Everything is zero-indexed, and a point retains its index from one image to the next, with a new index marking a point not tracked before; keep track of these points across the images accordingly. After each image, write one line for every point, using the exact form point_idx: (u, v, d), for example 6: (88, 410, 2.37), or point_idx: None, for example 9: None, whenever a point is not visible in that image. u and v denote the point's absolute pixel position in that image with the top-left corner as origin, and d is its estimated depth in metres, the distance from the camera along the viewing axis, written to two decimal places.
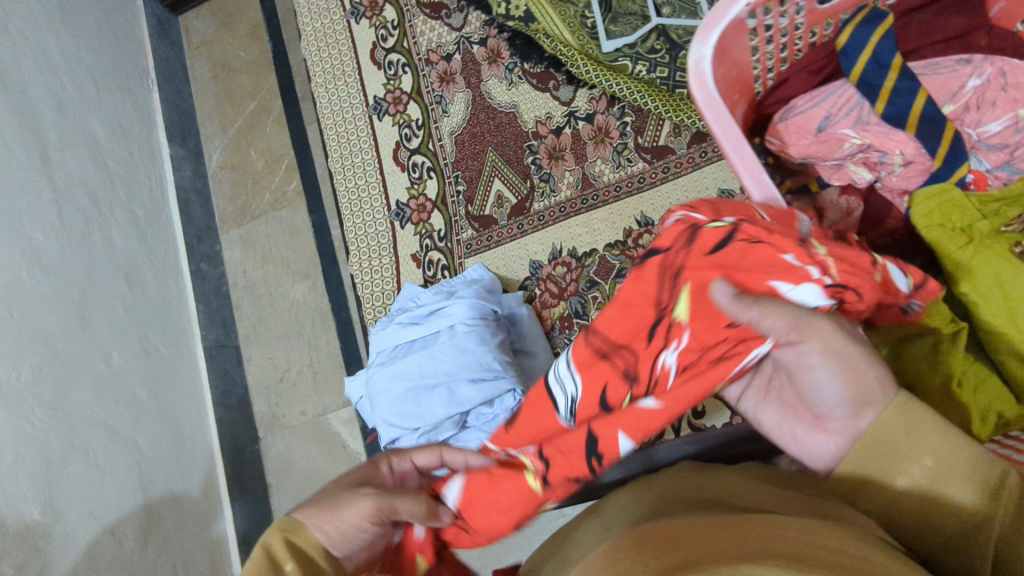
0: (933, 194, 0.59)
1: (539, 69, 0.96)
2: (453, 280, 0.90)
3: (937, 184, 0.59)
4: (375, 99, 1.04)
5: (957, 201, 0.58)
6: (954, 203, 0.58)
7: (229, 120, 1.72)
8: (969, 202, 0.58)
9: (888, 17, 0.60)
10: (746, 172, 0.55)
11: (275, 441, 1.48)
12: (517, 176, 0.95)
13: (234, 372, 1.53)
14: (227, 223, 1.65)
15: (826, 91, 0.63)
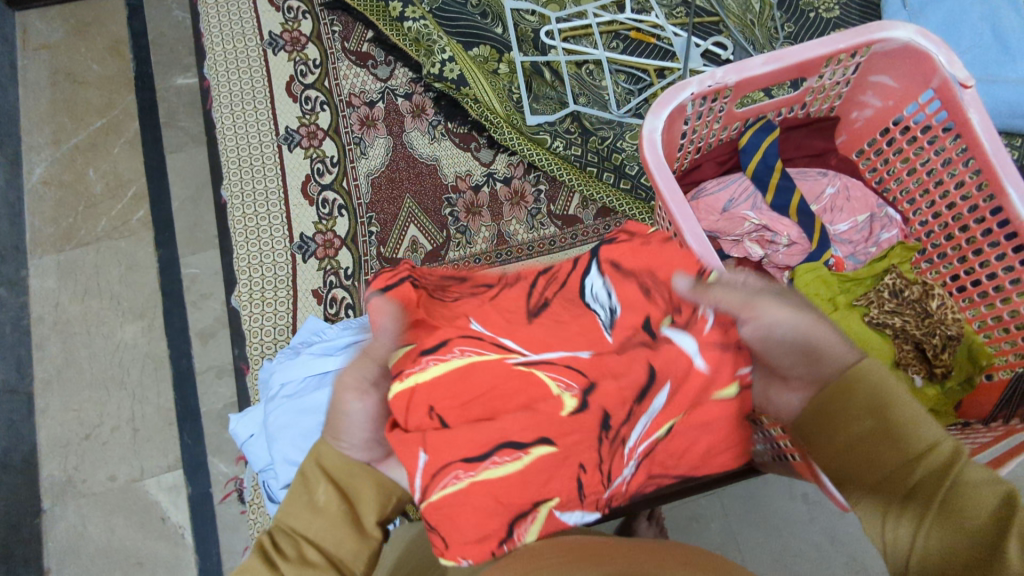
0: (807, 271, 0.73)
1: (462, 130, 1.02)
2: (362, 318, 0.84)
3: (812, 265, 0.73)
4: (287, 130, 1.01)
5: (828, 278, 0.73)
6: (824, 280, 0.72)
7: (64, 132, 1.49)
8: (834, 282, 0.73)
9: (775, 129, 0.75)
10: (685, 224, 0.64)
11: (66, 513, 1.21)
12: (434, 226, 0.96)
13: (21, 425, 1.25)
14: (42, 246, 1.40)
15: (730, 179, 0.78)
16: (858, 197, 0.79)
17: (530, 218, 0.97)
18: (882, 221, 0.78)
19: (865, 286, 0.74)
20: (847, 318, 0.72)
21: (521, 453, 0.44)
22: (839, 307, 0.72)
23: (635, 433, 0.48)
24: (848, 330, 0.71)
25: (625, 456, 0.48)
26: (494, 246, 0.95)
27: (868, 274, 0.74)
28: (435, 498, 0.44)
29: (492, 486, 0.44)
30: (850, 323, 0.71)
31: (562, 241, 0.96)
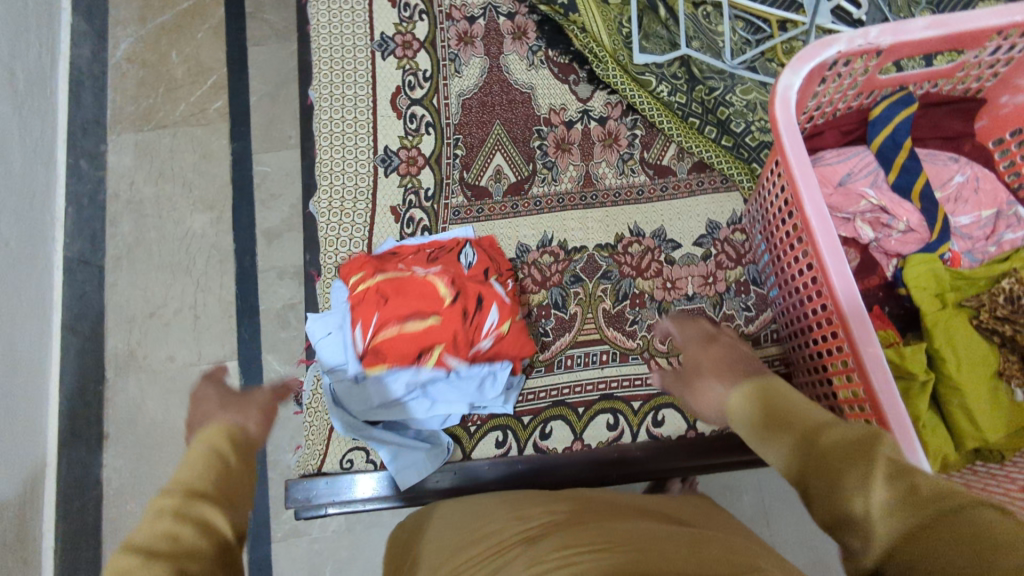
0: (917, 260, 0.68)
1: (563, 60, 0.96)
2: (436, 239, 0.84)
3: (925, 254, 0.68)
4: (382, 37, 0.97)
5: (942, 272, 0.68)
6: (935, 273, 0.68)
7: (150, 10, 1.48)
8: (948, 276, 0.68)
9: (914, 104, 0.69)
10: (806, 194, 0.59)
11: (127, 385, 1.28)
12: (521, 156, 0.93)
13: (91, 295, 1.30)
14: (121, 124, 1.41)
15: (851, 152, 0.72)
16: (986, 190, 0.74)
17: (620, 163, 0.93)
18: (1008, 219, 0.73)
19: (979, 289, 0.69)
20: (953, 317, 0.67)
21: (420, 322, 0.74)
22: (947, 304, 0.68)
23: (486, 322, 0.77)
24: (952, 329, 0.66)
25: (482, 331, 0.77)
26: (580, 187, 0.92)
27: (982, 275, 0.69)
28: (371, 336, 0.75)
29: (407, 333, 0.75)
30: (956, 322, 0.67)
31: (651, 192, 0.92)
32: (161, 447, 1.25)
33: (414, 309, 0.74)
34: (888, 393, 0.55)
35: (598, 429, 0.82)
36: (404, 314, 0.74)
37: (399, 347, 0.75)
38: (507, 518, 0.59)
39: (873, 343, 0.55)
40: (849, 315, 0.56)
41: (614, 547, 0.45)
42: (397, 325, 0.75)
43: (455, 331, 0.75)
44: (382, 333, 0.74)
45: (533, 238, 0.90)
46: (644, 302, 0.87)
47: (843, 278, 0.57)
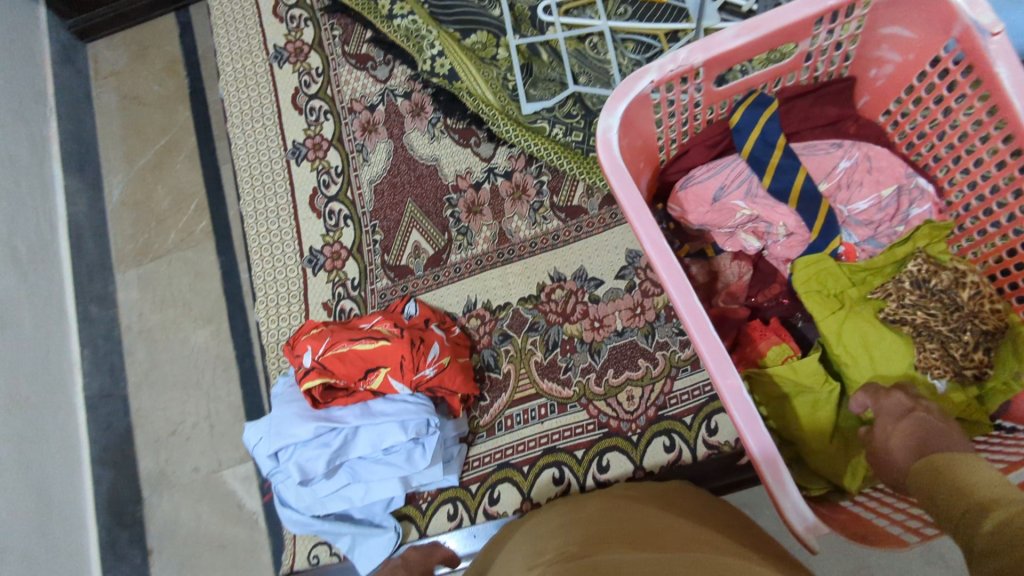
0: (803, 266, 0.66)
1: (461, 126, 0.98)
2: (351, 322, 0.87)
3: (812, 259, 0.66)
4: (294, 144, 1.03)
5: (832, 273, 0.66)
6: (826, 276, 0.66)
7: (135, 154, 1.64)
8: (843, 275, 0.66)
9: (774, 103, 0.66)
10: (645, 233, 0.58)
11: (162, 500, 1.37)
12: (436, 229, 0.95)
13: (119, 424, 1.42)
14: (125, 262, 1.55)
15: (722, 163, 0.69)
16: (883, 168, 0.68)
17: (532, 213, 0.93)
18: (911, 194, 0.67)
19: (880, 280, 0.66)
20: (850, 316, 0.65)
21: (370, 343, 0.77)
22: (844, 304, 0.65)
23: (430, 356, 0.78)
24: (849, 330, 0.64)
25: (427, 360, 0.78)
26: (496, 245, 0.93)
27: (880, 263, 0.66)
28: (326, 354, 0.77)
29: (359, 351, 0.77)
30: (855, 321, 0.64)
31: (566, 234, 0.91)
32: (198, 555, 1.32)
33: (362, 338, 0.78)
34: (754, 427, 0.53)
35: (545, 485, 0.82)
36: (352, 340, 0.77)
37: (345, 364, 0.76)
38: (524, 562, 0.57)
39: (730, 375, 0.53)
40: (704, 348, 0.55)
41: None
42: (347, 345, 0.77)
43: (400, 352, 0.76)
44: (332, 355, 0.77)
45: (457, 305, 0.92)
46: (574, 347, 0.87)
47: (694, 313, 0.55)
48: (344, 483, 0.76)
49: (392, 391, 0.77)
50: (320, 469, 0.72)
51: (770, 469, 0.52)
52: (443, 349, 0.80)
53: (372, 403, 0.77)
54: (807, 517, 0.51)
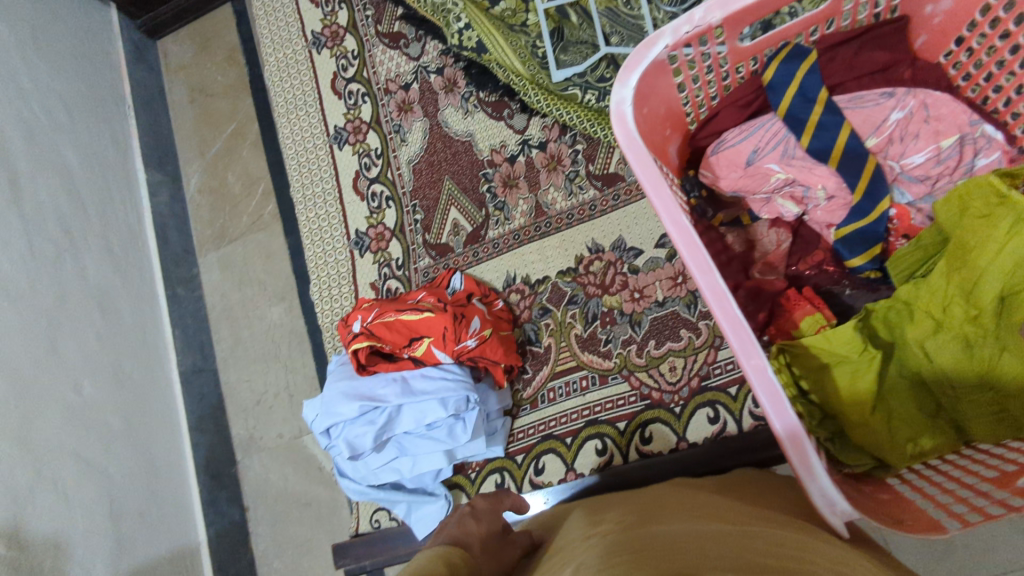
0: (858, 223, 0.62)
1: (494, 98, 0.97)
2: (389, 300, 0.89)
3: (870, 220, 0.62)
4: (336, 129, 1.06)
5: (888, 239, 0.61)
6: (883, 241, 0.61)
7: (206, 144, 1.73)
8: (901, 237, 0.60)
9: (812, 53, 0.61)
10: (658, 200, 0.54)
11: (253, 464, 1.50)
12: (473, 205, 0.96)
13: (212, 395, 1.55)
14: (205, 246, 1.67)
15: (755, 125, 0.65)
16: (941, 117, 0.62)
17: (568, 183, 0.91)
18: (974, 142, 0.61)
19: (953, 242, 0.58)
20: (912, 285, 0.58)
21: (416, 313, 0.80)
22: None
23: (473, 328, 0.80)
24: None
25: (469, 331, 0.80)
26: (533, 219, 0.92)
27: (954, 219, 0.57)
28: (373, 322, 0.81)
29: (405, 321, 0.80)
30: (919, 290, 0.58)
31: (603, 204, 0.89)
32: (288, 513, 1.44)
33: (408, 308, 0.81)
34: (781, 412, 0.49)
35: (588, 457, 0.83)
36: (399, 310, 0.81)
37: (391, 332, 0.80)
38: (578, 530, 0.55)
39: (754, 356, 0.49)
40: (726, 326, 0.51)
41: (651, 554, 0.41)
42: (393, 314, 0.81)
43: (444, 321, 0.78)
44: (380, 323, 0.80)
45: (498, 280, 0.93)
46: (614, 319, 0.85)
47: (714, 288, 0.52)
48: (393, 456, 0.80)
49: (435, 360, 0.80)
50: (368, 445, 0.77)
51: (795, 449, 0.48)
52: (484, 322, 0.82)
53: (418, 372, 0.80)
54: (837, 506, 0.48)
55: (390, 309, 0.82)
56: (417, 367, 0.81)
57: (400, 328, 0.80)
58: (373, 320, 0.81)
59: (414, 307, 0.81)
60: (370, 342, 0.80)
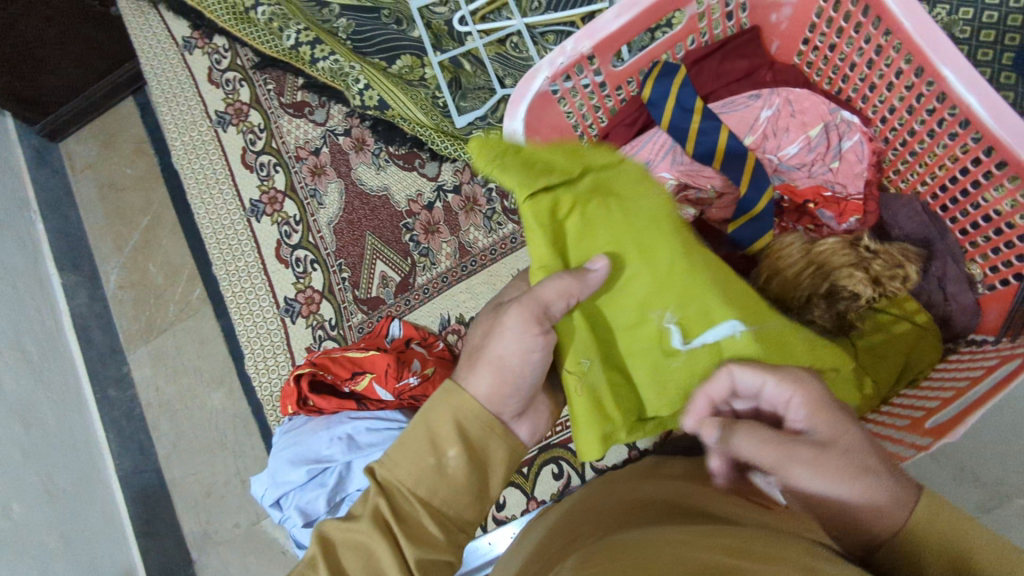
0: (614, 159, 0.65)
1: (403, 151, 1.00)
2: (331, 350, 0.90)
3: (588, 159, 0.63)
4: (252, 202, 1.06)
5: (580, 196, 0.62)
6: (613, 186, 0.64)
7: (123, 239, 1.69)
8: (552, 202, 0.61)
9: (681, 69, 0.68)
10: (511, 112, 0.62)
11: (211, 561, 1.41)
12: (398, 254, 0.97)
13: (157, 496, 1.47)
14: (132, 341, 1.60)
15: (644, 139, 0.71)
16: (804, 110, 0.72)
17: (486, 221, 0.94)
18: (838, 127, 0.71)
19: (554, 189, 0.61)
20: (667, 220, 0.62)
21: (362, 352, 0.84)
22: (626, 223, 0.62)
23: (414, 367, 0.82)
24: (625, 253, 0.63)
25: (409, 369, 0.81)
26: (458, 259, 0.94)
27: (509, 156, 0.60)
28: (321, 357, 0.84)
29: (350, 357, 0.83)
30: (631, 247, 0.63)
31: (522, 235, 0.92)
32: None
33: (356, 351, 0.85)
34: None
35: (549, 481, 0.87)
36: (347, 350, 0.85)
37: (336, 365, 0.83)
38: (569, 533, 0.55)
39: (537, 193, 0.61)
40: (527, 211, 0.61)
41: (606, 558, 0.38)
42: (341, 352, 0.84)
43: (386, 357, 0.81)
44: (327, 357, 0.83)
45: (433, 323, 0.93)
46: None
47: None
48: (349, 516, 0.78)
49: (377, 398, 0.81)
50: (321, 508, 0.75)
51: None
52: (425, 361, 0.83)
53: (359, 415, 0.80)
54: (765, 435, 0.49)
55: (339, 351, 0.85)
56: (361, 416, 0.79)
57: (345, 362, 0.83)
58: (321, 356, 0.84)
59: (360, 350, 0.85)
60: (310, 372, 0.81)
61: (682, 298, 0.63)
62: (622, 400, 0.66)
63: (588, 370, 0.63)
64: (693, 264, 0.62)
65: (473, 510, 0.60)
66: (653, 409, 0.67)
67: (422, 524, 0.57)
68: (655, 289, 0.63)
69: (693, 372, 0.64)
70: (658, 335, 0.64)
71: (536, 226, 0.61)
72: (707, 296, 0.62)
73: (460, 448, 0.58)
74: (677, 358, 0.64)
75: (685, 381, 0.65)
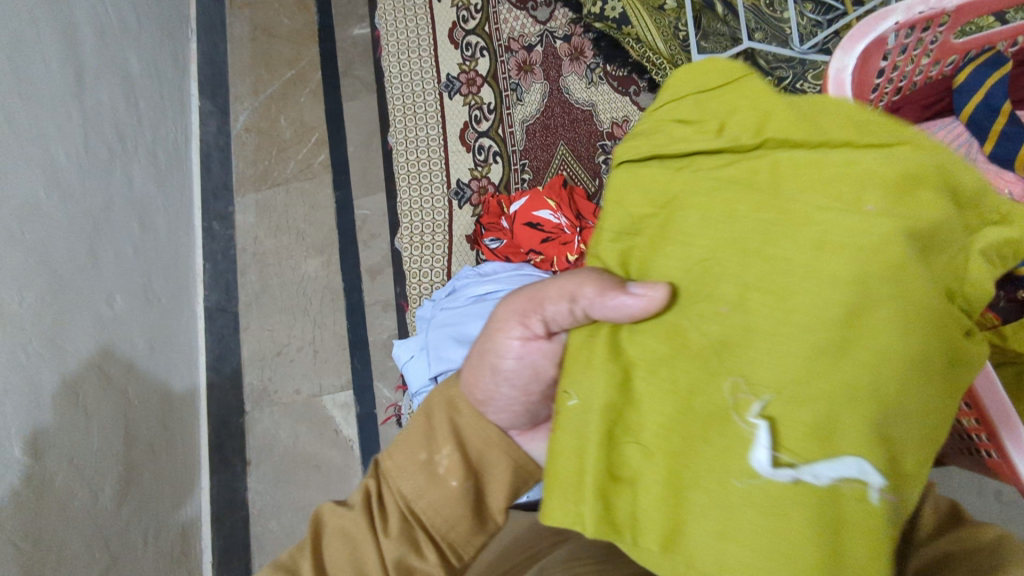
0: (885, 139, 0.40)
1: (621, 73, 1.11)
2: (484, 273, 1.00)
3: (786, 129, 0.44)
4: (448, 78, 1.14)
5: (732, 172, 0.43)
6: (822, 160, 0.40)
7: (263, 84, 1.66)
8: (667, 175, 0.46)
9: (1006, 63, 0.82)
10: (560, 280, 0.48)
11: (263, 417, 1.43)
12: (587, 172, 1.07)
13: (229, 338, 1.48)
14: (244, 186, 1.59)
15: (939, 126, 0.90)
16: None
17: None
18: None
19: (695, 170, 0.45)
20: (840, 268, 0.37)
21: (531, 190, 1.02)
22: (781, 229, 0.40)
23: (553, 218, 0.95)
24: (749, 261, 0.40)
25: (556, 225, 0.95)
26: None
27: (662, 125, 0.50)
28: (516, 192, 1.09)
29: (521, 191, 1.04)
30: (742, 271, 0.40)
31: None
32: (294, 473, 1.38)
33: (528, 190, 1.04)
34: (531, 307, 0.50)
35: None
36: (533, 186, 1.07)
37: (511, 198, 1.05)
38: None
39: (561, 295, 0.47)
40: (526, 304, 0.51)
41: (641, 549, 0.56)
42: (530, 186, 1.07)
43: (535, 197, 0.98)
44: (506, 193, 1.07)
45: None
46: None
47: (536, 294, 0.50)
48: None
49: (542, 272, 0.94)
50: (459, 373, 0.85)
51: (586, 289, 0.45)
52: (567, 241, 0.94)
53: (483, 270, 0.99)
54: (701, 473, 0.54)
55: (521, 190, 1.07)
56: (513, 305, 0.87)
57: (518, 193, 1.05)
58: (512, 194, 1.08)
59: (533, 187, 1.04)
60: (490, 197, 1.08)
61: (786, 327, 0.38)
62: (600, 460, 0.41)
63: (584, 405, 0.42)
64: (816, 352, 0.37)
65: (468, 520, 0.54)
66: (642, 498, 0.41)
67: (416, 535, 0.53)
68: (747, 329, 0.39)
69: (724, 471, 0.38)
70: (716, 405, 0.40)
71: (647, 183, 0.47)
72: (827, 399, 0.37)
73: (455, 447, 0.54)
74: (716, 440, 0.39)
75: (705, 498, 0.39)
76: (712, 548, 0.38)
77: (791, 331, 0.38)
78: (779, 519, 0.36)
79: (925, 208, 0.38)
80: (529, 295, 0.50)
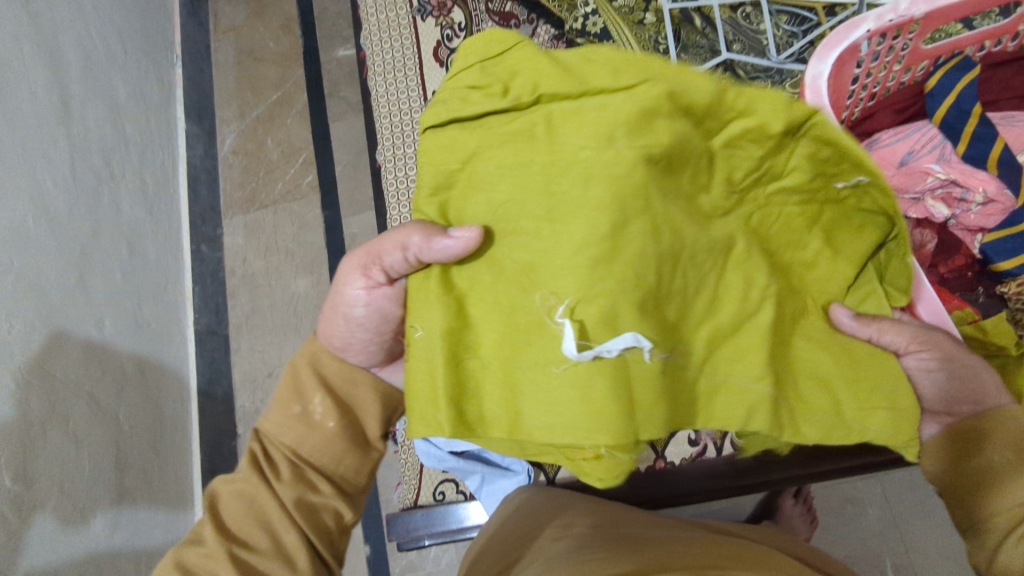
0: (627, 82, 0.51)
1: None
2: None
3: (556, 87, 0.54)
4: (435, 95, 1.18)
5: (519, 132, 0.55)
6: (581, 111, 0.53)
7: (248, 107, 1.68)
8: (464, 136, 0.58)
9: (975, 68, 0.87)
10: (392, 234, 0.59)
11: None
12: None
13: (221, 361, 1.48)
14: (232, 209, 1.60)
15: (913, 129, 0.92)
16: None
17: None
18: None
19: (487, 133, 0.56)
20: (599, 195, 0.51)
21: None
22: (558, 167, 0.53)
23: None
24: (547, 201, 0.53)
25: None
26: None
27: (457, 92, 0.59)
28: None
29: None
30: (537, 207, 0.53)
31: None
32: None
33: None
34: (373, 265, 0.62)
35: None
36: None
37: None
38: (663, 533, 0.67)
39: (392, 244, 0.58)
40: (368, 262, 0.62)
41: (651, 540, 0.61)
42: None
43: None
44: None
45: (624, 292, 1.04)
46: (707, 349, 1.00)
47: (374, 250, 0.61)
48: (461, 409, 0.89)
49: None
50: None
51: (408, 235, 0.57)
52: None
53: None
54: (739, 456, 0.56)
55: None
56: None
57: None
58: None
59: None
60: None
61: (560, 247, 0.52)
62: (449, 377, 0.54)
63: (426, 333, 0.55)
64: (590, 257, 0.51)
65: (348, 452, 0.66)
66: (485, 399, 0.55)
67: (308, 476, 0.64)
68: (541, 254, 0.53)
69: (545, 362, 0.52)
70: (532, 319, 0.53)
71: (445, 144, 0.58)
72: (605, 296, 0.51)
73: (323, 394, 0.66)
74: (536, 341, 0.53)
75: (531, 383, 0.53)
76: (540, 423, 0.52)
77: (570, 248, 0.52)
78: (586, 389, 0.51)
79: (658, 135, 0.50)
80: (368, 251, 0.62)
